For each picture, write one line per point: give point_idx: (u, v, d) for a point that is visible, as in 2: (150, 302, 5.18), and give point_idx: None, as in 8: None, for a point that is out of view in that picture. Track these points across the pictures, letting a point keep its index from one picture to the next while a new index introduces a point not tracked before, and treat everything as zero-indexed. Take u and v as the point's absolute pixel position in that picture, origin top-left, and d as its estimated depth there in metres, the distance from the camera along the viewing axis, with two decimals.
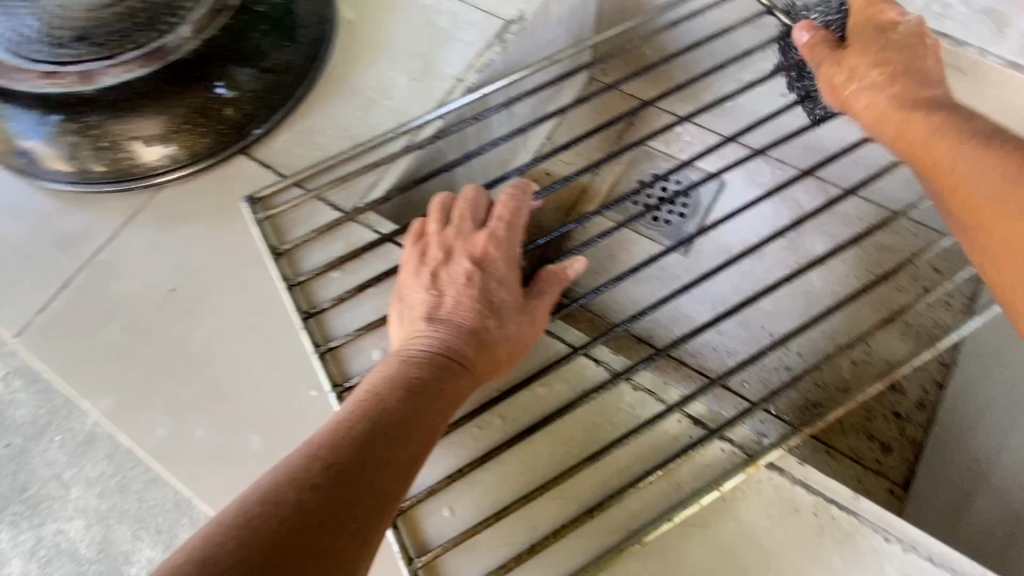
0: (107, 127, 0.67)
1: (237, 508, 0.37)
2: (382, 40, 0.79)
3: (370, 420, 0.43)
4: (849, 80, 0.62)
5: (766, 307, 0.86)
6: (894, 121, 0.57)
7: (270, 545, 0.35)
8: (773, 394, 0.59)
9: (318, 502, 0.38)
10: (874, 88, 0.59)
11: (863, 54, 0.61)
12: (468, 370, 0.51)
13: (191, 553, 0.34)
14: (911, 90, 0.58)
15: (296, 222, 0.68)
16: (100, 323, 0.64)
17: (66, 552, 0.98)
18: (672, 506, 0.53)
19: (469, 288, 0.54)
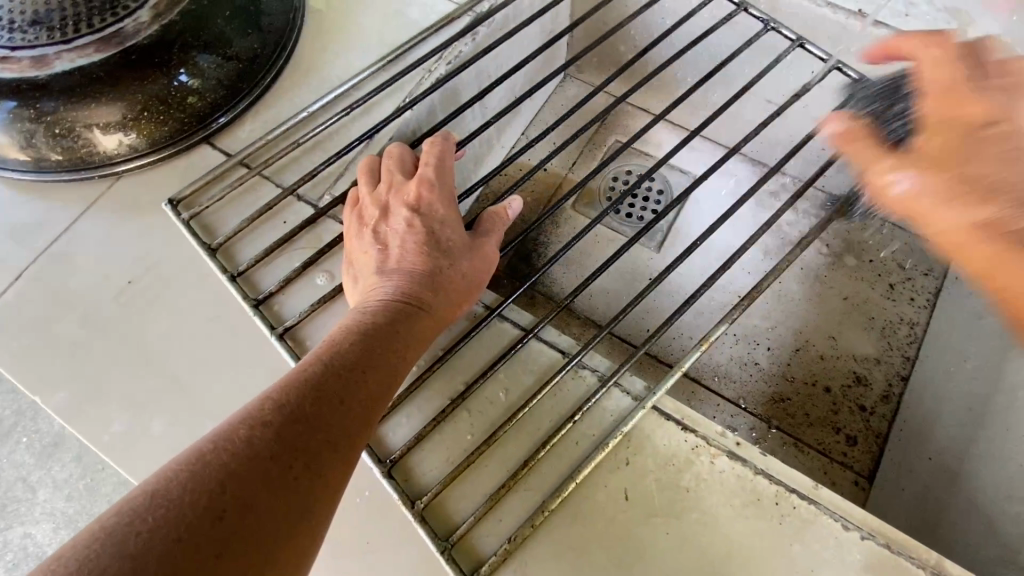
0: (62, 113, 0.64)
1: (188, 450, 0.37)
2: (352, 30, 0.78)
3: (322, 363, 0.45)
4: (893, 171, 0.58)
5: (718, 292, 0.89)
6: (977, 254, 0.53)
7: (219, 477, 0.36)
8: (686, 306, 0.65)
9: (270, 436, 0.39)
10: (943, 203, 0.54)
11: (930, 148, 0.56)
12: (426, 310, 0.53)
13: (143, 489, 0.35)
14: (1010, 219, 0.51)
15: (229, 215, 0.67)
16: (55, 315, 0.62)
17: (33, 556, 1.01)
18: (641, 401, 0.57)
19: (412, 235, 0.57)
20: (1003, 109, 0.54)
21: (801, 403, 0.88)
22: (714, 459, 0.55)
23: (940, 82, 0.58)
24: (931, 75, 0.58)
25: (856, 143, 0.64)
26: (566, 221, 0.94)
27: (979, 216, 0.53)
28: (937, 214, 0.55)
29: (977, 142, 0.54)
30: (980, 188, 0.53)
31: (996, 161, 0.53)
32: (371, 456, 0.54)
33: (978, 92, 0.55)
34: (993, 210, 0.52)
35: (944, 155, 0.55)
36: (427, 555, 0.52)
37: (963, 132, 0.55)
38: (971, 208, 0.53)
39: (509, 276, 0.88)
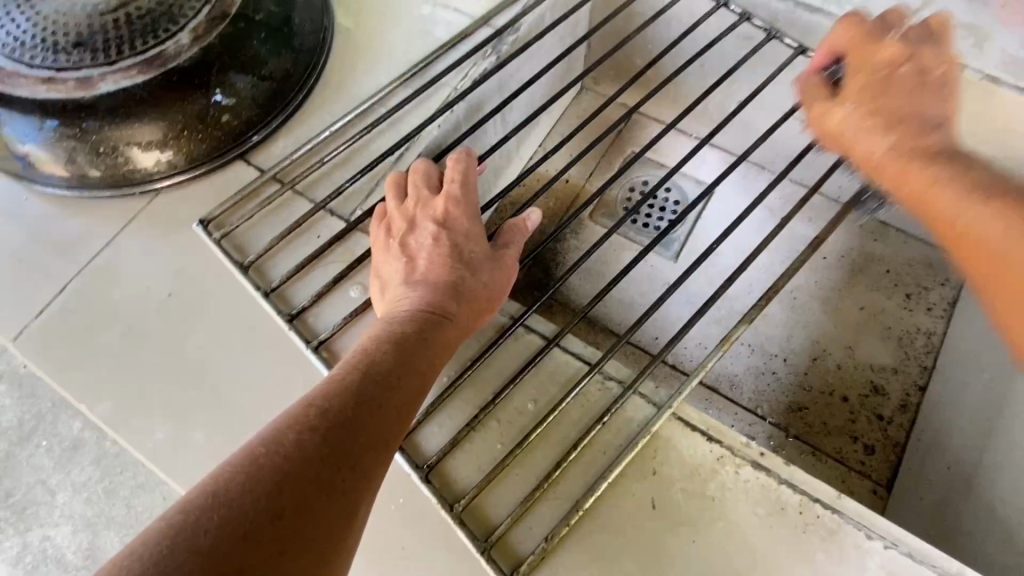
0: (105, 133, 0.67)
1: (240, 453, 0.39)
2: (379, 47, 0.81)
3: (360, 371, 0.46)
4: (829, 108, 0.64)
5: (733, 299, 0.90)
6: (891, 171, 0.58)
7: (274, 478, 0.37)
8: (704, 310, 0.67)
9: (318, 439, 0.40)
10: (867, 133, 0.60)
11: (854, 83, 0.62)
12: (452, 320, 0.55)
13: (203, 490, 0.36)
14: (913, 138, 0.57)
15: (261, 231, 0.69)
16: (98, 327, 0.65)
17: (53, 558, 1.04)
18: (667, 403, 0.58)
19: (439, 248, 0.58)
20: (910, 60, 0.62)
21: (818, 411, 0.89)
22: (739, 469, 0.56)
23: (863, 45, 0.65)
24: (857, 47, 0.65)
25: (806, 86, 0.67)
26: (582, 231, 0.96)
27: (888, 138, 0.58)
28: (862, 142, 0.61)
29: (892, 85, 0.61)
30: (889, 118, 0.59)
31: (904, 93, 0.60)
32: (408, 461, 0.56)
33: (887, 46, 0.63)
34: (901, 132, 0.58)
35: (876, 92, 0.61)
36: (465, 556, 0.53)
37: (872, 77, 0.62)
38: (891, 129, 0.58)
39: (529, 286, 0.90)
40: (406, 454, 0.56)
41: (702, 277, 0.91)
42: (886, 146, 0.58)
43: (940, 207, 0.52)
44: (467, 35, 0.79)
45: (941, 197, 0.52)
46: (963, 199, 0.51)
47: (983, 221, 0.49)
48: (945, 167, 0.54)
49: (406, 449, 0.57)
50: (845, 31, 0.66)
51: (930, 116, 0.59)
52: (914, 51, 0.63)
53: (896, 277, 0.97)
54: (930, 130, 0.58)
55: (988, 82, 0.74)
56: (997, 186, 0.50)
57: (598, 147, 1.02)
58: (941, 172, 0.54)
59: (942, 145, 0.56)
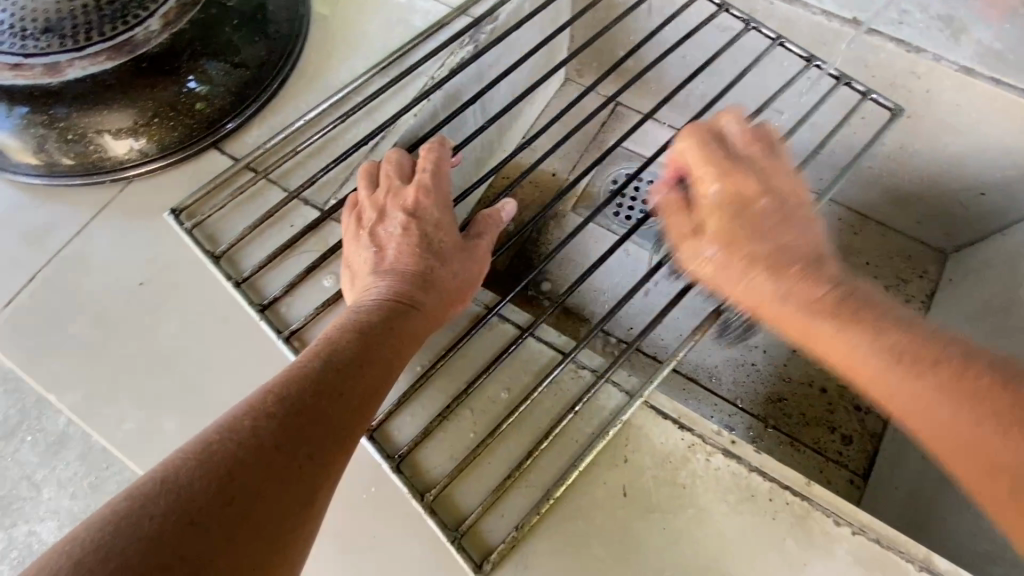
0: (73, 120, 0.66)
1: (194, 439, 0.38)
2: (356, 36, 0.80)
3: (322, 359, 0.46)
4: (698, 248, 0.57)
5: None
6: (791, 329, 0.51)
7: (227, 464, 0.37)
8: (676, 300, 0.66)
9: (274, 427, 0.40)
10: (755, 275, 0.53)
11: (717, 222, 0.57)
12: (419, 309, 0.54)
13: (153, 476, 0.36)
14: (810, 282, 0.51)
15: (234, 220, 0.68)
16: (68, 317, 0.64)
17: (39, 553, 1.03)
18: (639, 391, 0.59)
19: (407, 237, 0.58)
20: (764, 187, 0.58)
21: (796, 402, 0.90)
22: (710, 457, 0.56)
23: (705, 167, 0.60)
24: (701, 167, 0.60)
25: (671, 219, 0.61)
26: (564, 223, 0.95)
27: (783, 287, 0.51)
28: (740, 287, 0.54)
29: (751, 222, 0.56)
30: (770, 263, 0.53)
31: (768, 227, 0.55)
32: (379, 451, 0.56)
33: (739, 169, 0.59)
34: (794, 280, 0.51)
35: (739, 229, 0.55)
36: (436, 544, 0.53)
37: (731, 212, 0.57)
38: (779, 275, 0.52)
39: (507, 276, 0.90)
40: (377, 444, 0.56)
41: None
42: (790, 309, 0.50)
43: (852, 363, 0.47)
44: (446, 23, 0.79)
45: (842, 346, 0.47)
46: (883, 358, 0.45)
47: (918, 399, 0.43)
48: (844, 319, 0.48)
49: (378, 439, 0.57)
50: (689, 141, 0.62)
51: (800, 249, 0.54)
52: (759, 175, 0.59)
53: (877, 269, 0.97)
54: (813, 268, 0.52)
55: (962, 73, 0.74)
56: (913, 341, 0.45)
57: (580, 138, 1.02)
58: (856, 330, 0.47)
59: (837, 295, 0.49)
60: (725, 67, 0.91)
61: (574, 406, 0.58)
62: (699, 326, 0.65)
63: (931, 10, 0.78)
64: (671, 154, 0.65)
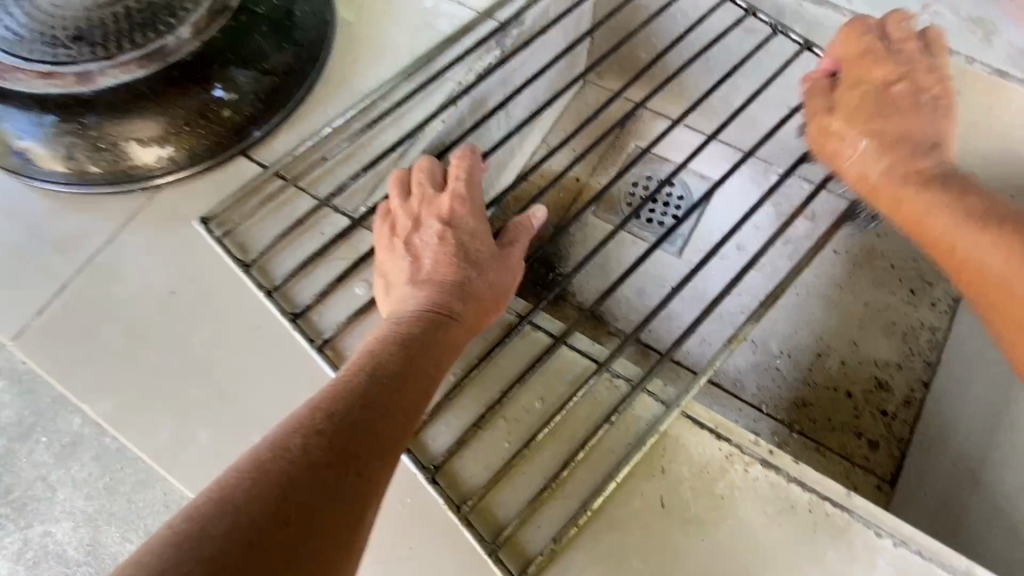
0: (105, 128, 0.66)
1: (246, 457, 0.38)
2: (382, 41, 0.80)
3: (367, 373, 0.46)
4: (845, 138, 0.66)
5: (739, 297, 0.90)
6: (888, 197, 0.62)
7: (280, 483, 0.37)
8: (713, 306, 0.66)
9: (324, 444, 0.40)
10: (879, 159, 0.63)
11: (851, 95, 0.67)
12: (458, 320, 0.54)
13: (208, 496, 0.35)
14: (904, 163, 0.61)
15: (263, 228, 0.68)
16: (100, 325, 0.64)
17: (54, 554, 1.04)
18: (675, 401, 0.58)
19: (444, 247, 0.58)
20: (903, 74, 0.66)
21: (822, 408, 0.89)
22: (748, 468, 0.56)
23: (863, 61, 0.68)
24: (851, 45, 0.69)
25: (815, 90, 0.70)
26: (587, 228, 0.95)
27: (881, 160, 0.63)
28: (852, 164, 0.65)
29: (885, 107, 0.65)
30: (884, 139, 0.63)
31: (905, 113, 0.64)
32: (415, 462, 0.56)
33: (886, 53, 0.67)
34: (893, 156, 0.62)
35: (868, 114, 0.65)
36: (473, 556, 0.53)
37: (860, 91, 0.66)
38: (886, 153, 0.63)
39: (534, 284, 0.88)
40: (413, 455, 0.56)
41: (709, 274, 0.90)
42: (879, 170, 0.63)
43: (932, 222, 0.57)
44: (472, 28, 0.78)
45: (922, 205, 0.58)
46: (936, 209, 0.57)
47: (990, 259, 0.52)
48: (924, 183, 0.60)
49: (413, 450, 0.57)
50: (850, 41, 0.69)
51: (923, 138, 0.63)
52: (901, 54, 0.67)
53: (901, 272, 0.97)
54: (926, 153, 0.62)
55: (996, 77, 0.74)
56: (988, 214, 0.54)
57: (602, 143, 1.02)
58: (928, 198, 0.58)
59: (937, 168, 0.60)
60: (751, 70, 0.90)
61: (611, 415, 0.57)
62: (732, 337, 0.65)
63: (962, 12, 0.77)
64: (831, 48, 0.72)
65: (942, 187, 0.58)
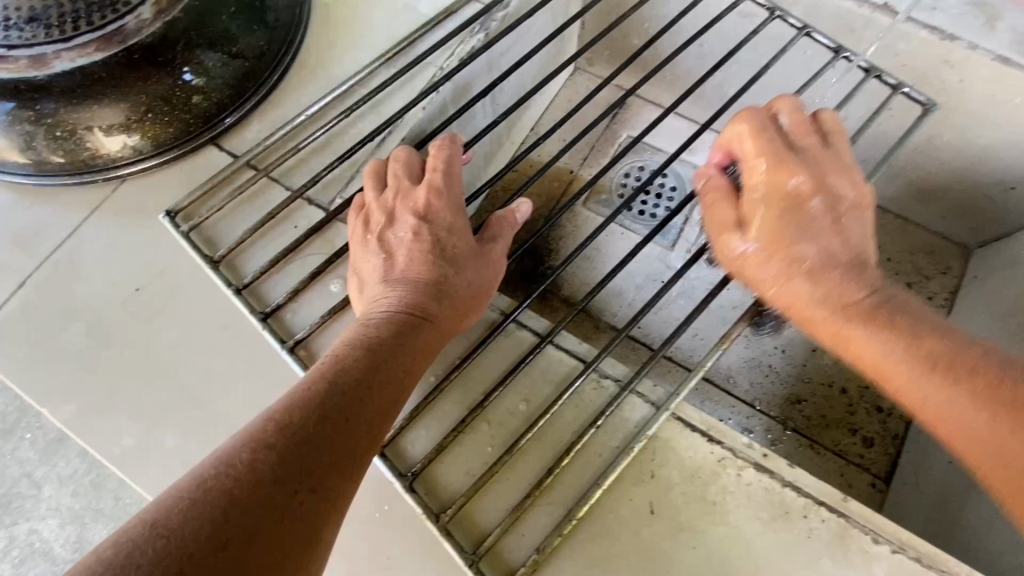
0: (62, 115, 0.62)
1: (189, 475, 0.36)
2: (360, 24, 0.76)
3: (329, 381, 0.43)
4: (746, 247, 0.55)
5: (732, 291, 0.87)
6: (831, 333, 0.51)
7: (222, 504, 0.34)
8: (706, 302, 0.63)
9: (274, 459, 0.37)
10: (813, 288, 0.51)
11: (759, 221, 0.55)
12: (431, 322, 0.51)
13: (142, 518, 0.33)
14: (840, 288, 0.51)
15: (234, 222, 0.65)
16: (62, 324, 0.61)
17: (40, 552, 1.01)
18: (665, 402, 0.56)
19: (418, 244, 0.55)
20: (815, 182, 0.55)
21: (816, 404, 0.87)
22: (741, 472, 0.54)
23: (756, 150, 0.57)
24: (752, 142, 0.58)
25: (715, 202, 0.58)
26: (577, 219, 0.92)
27: (816, 286, 0.51)
28: (776, 288, 0.53)
29: (801, 222, 0.54)
30: (810, 268, 0.52)
31: (822, 234, 0.53)
32: (391, 468, 0.53)
33: (789, 158, 0.56)
34: (830, 284, 0.51)
35: (785, 234, 0.53)
36: (453, 566, 0.51)
37: (775, 209, 0.54)
38: (817, 279, 0.51)
39: (520, 277, 0.86)
40: (389, 461, 0.53)
41: (701, 267, 0.88)
42: (819, 306, 0.51)
43: (899, 378, 0.46)
44: (454, 11, 0.75)
45: (870, 347, 0.48)
46: (886, 342, 0.47)
47: (971, 422, 0.42)
48: (867, 320, 0.49)
49: (391, 455, 0.54)
50: (740, 131, 0.58)
51: (844, 258, 0.53)
52: (808, 157, 0.57)
53: (897, 266, 0.93)
54: (860, 276, 0.52)
55: (998, 64, 0.71)
56: (952, 354, 0.45)
57: (592, 132, 0.98)
58: (876, 329, 0.48)
59: (874, 303, 0.50)
60: (744, 56, 0.87)
61: (598, 418, 0.55)
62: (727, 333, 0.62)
63: None
64: (721, 136, 0.61)
65: (892, 322, 0.48)
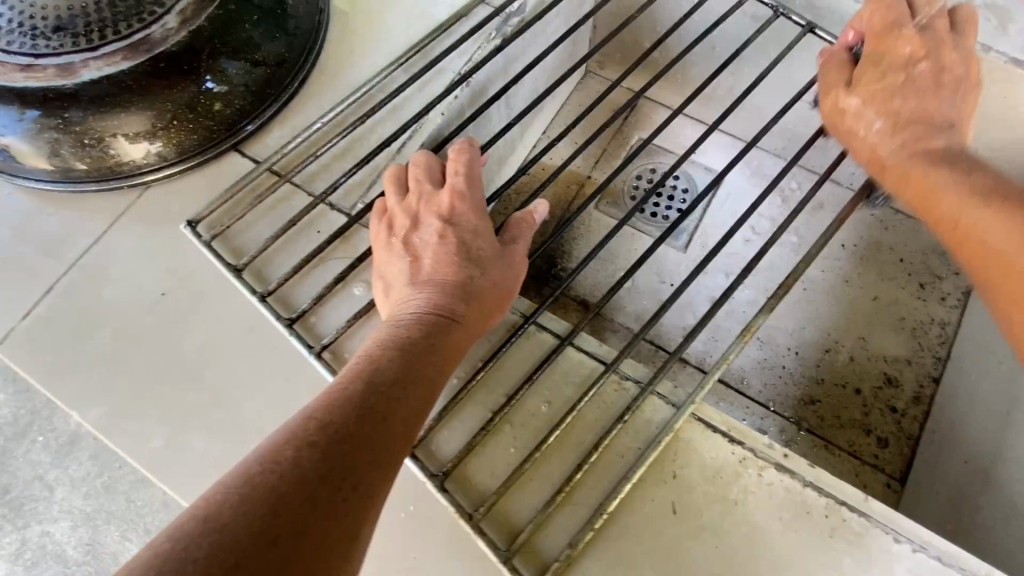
0: (90, 123, 0.63)
1: (235, 472, 0.37)
2: (377, 30, 0.77)
3: (364, 381, 0.44)
4: (845, 97, 0.63)
5: (745, 291, 0.88)
6: (898, 173, 0.59)
7: (270, 500, 0.35)
8: (722, 301, 0.64)
9: (317, 457, 0.38)
10: (878, 133, 0.61)
11: (871, 73, 0.61)
12: (460, 322, 0.52)
13: (194, 514, 0.34)
14: (916, 140, 0.58)
15: (257, 228, 0.66)
16: (89, 328, 0.62)
17: (53, 553, 1.03)
18: (686, 403, 0.56)
19: (444, 245, 0.55)
20: (928, 50, 0.60)
21: (830, 405, 0.88)
22: (762, 471, 0.54)
23: (889, 40, 0.61)
24: (879, 13, 0.62)
25: (829, 69, 0.65)
26: (590, 222, 0.92)
27: (890, 138, 0.60)
28: (869, 140, 0.61)
29: (908, 86, 0.60)
30: (901, 119, 0.59)
31: (926, 97, 0.59)
32: (421, 469, 0.53)
33: (908, 30, 0.61)
34: (912, 130, 0.59)
35: (889, 84, 0.60)
36: (482, 565, 0.51)
37: (873, 58, 0.61)
38: (901, 132, 0.59)
39: (536, 280, 0.87)
40: (419, 462, 0.54)
41: (714, 268, 0.88)
42: (892, 146, 0.60)
43: (933, 194, 0.56)
44: (470, 16, 0.76)
45: (932, 188, 0.56)
46: (946, 187, 0.55)
47: (967, 204, 0.52)
48: (940, 165, 0.56)
49: (418, 456, 0.55)
50: (871, 10, 0.63)
51: (942, 121, 0.59)
52: (931, 31, 0.60)
53: (909, 266, 0.95)
54: (941, 136, 0.58)
55: (1011, 66, 0.71)
56: (1006, 191, 0.51)
57: (604, 134, 0.99)
58: (938, 175, 0.56)
59: (946, 149, 0.57)
60: (755, 58, 0.87)
61: (621, 418, 0.55)
62: (744, 331, 0.63)
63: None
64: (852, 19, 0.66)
65: (954, 167, 0.56)
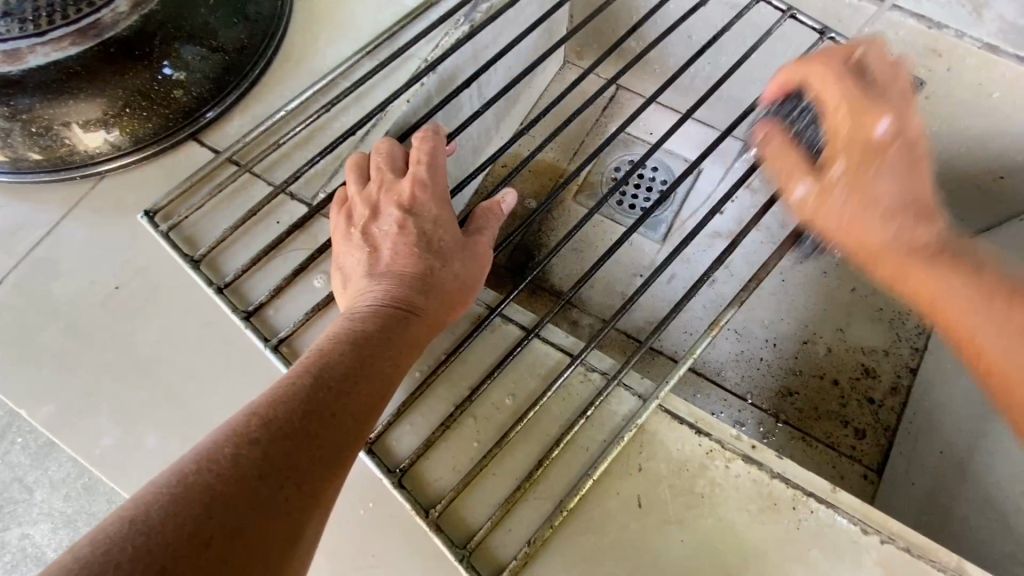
0: (38, 111, 0.61)
1: (168, 470, 0.35)
2: (342, 17, 0.75)
3: (313, 375, 0.42)
4: (814, 189, 0.55)
5: (721, 282, 0.87)
6: (893, 272, 0.53)
7: (204, 500, 0.33)
8: (692, 290, 0.63)
9: (258, 454, 0.36)
10: (866, 222, 0.53)
11: (845, 162, 0.53)
12: (418, 315, 0.50)
13: (120, 515, 0.32)
14: (913, 229, 0.52)
15: (216, 220, 0.64)
16: (39, 323, 0.60)
17: (32, 557, 0.99)
18: (652, 393, 0.55)
19: (403, 236, 0.54)
20: (897, 123, 0.52)
21: (807, 396, 0.87)
22: (729, 463, 0.53)
23: (855, 113, 0.52)
24: (829, 85, 0.53)
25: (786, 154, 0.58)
26: (566, 214, 0.91)
27: (885, 230, 0.52)
28: (855, 235, 0.53)
29: (889, 166, 0.52)
30: (886, 209, 0.52)
31: (909, 179, 0.52)
32: (379, 465, 0.52)
33: (874, 102, 0.53)
34: (907, 225, 0.52)
35: (869, 177, 0.52)
36: (441, 563, 0.50)
37: (845, 138, 0.53)
38: (897, 223, 0.52)
39: (508, 271, 0.85)
40: (376, 458, 0.52)
41: (690, 259, 0.87)
42: (888, 240, 0.52)
43: (943, 305, 0.51)
44: (436, 2, 0.74)
45: (941, 286, 0.50)
46: (951, 280, 0.50)
47: (978, 311, 0.49)
48: (937, 266, 0.51)
49: (376, 452, 0.53)
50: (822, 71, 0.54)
51: (926, 202, 0.53)
52: (887, 102, 0.53)
53: None
54: (934, 220, 0.52)
55: (984, 52, 0.70)
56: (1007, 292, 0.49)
57: (581, 124, 0.98)
58: (942, 275, 0.51)
59: (941, 243, 0.52)
60: (731, 47, 0.86)
61: (585, 411, 0.54)
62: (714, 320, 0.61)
63: None
64: (795, 76, 0.56)
65: (960, 263, 0.51)
